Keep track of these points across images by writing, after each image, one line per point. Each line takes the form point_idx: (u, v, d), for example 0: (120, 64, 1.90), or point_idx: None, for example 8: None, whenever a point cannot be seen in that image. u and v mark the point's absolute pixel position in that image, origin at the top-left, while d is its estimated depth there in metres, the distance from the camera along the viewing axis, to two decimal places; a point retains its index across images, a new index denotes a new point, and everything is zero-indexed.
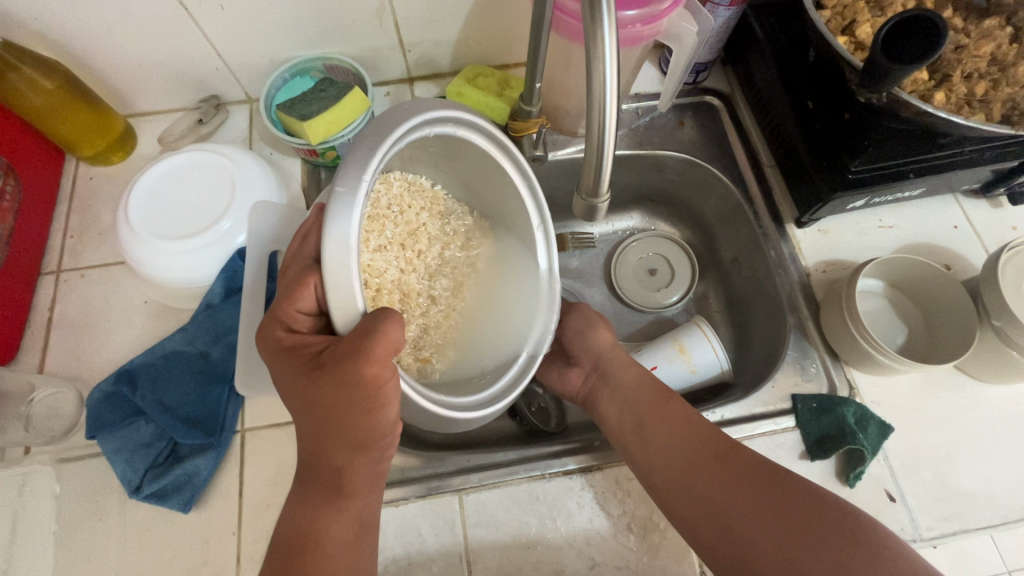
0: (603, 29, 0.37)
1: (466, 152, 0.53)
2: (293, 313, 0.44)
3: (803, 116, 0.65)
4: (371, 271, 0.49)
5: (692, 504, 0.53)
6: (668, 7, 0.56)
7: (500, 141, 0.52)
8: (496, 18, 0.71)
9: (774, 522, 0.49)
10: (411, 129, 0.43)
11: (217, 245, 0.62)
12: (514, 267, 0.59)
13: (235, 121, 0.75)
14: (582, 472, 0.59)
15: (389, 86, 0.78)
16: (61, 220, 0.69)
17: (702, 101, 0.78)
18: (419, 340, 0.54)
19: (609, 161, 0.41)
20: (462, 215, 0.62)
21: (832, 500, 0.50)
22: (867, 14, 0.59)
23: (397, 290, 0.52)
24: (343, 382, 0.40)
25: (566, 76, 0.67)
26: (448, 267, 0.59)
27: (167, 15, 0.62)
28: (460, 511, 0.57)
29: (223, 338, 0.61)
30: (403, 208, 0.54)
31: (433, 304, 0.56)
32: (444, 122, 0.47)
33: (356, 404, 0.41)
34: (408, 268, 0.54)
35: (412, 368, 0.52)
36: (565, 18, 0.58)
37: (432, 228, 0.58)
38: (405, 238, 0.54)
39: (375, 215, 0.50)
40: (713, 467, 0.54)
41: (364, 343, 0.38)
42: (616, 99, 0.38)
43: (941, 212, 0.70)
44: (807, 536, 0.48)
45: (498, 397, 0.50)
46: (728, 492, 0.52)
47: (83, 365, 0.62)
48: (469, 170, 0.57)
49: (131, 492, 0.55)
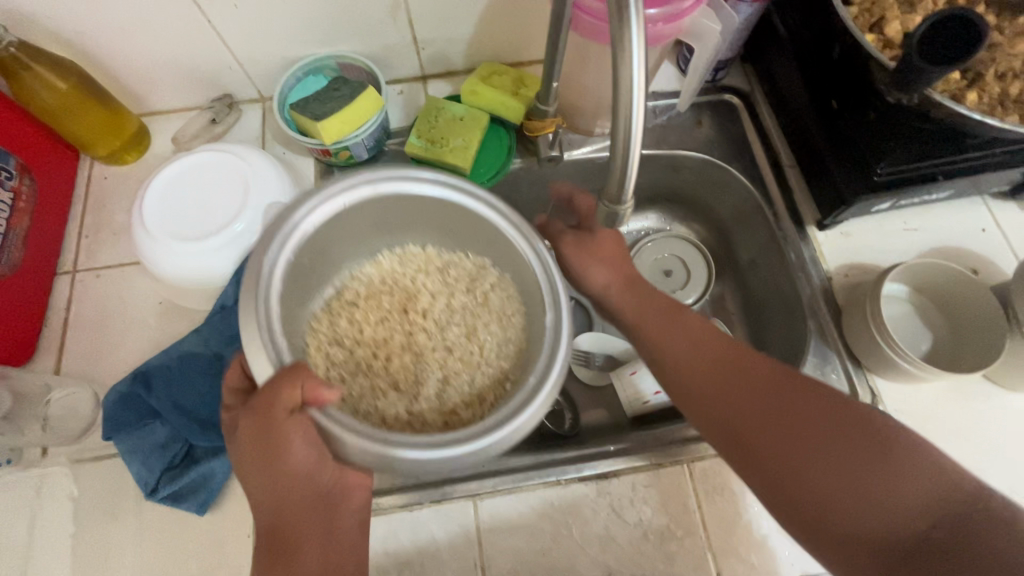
0: (630, 38, 0.36)
1: (418, 208, 0.52)
2: (237, 373, 0.46)
3: (827, 116, 0.64)
4: (372, 342, 0.54)
5: (754, 470, 0.46)
6: (691, 4, 0.54)
7: (446, 184, 0.50)
8: (511, 15, 0.69)
9: (830, 465, 0.43)
10: (305, 216, 0.47)
11: (231, 245, 0.62)
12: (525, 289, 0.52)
13: (248, 120, 0.74)
14: (597, 479, 0.58)
15: (402, 84, 0.77)
16: (76, 220, 0.69)
17: (721, 100, 0.77)
18: (440, 394, 0.52)
19: (633, 167, 0.39)
20: (460, 260, 0.58)
21: (917, 452, 0.42)
22: (895, 11, 0.57)
23: (408, 350, 0.54)
24: (270, 445, 0.42)
25: (582, 74, 0.66)
26: (456, 314, 0.56)
27: (180, 13, 0.61)
28: (475, 516, 0.57)
29: (237, 340, 0.61)
30: (399, 280, 0.57)
31: (450, 361, 0.54)
32: (410, 181, 0.49)
33: (264, 455, 0.42)
34: (416, 328, 0.55)
35: (438, 424, 0.50)
36: (583, 15, 0.56)
37: (432, 284, 0.57)
38: (406, 304, 0.56)
39: (372, 293, 0.56)
40: (754, 402, 0.47)
41: (272, 403, 0.40)
42: (645, 96, 0.37)
43: (969, 215, 0.68)
44: (862, 472, 0.42)
45: (532, 395, 0.43)
46: (776, 428, 0.46)
47: (100, 365, 0.62)
48: (436, 216, 0.53)
49: (147, 493, 0.55)
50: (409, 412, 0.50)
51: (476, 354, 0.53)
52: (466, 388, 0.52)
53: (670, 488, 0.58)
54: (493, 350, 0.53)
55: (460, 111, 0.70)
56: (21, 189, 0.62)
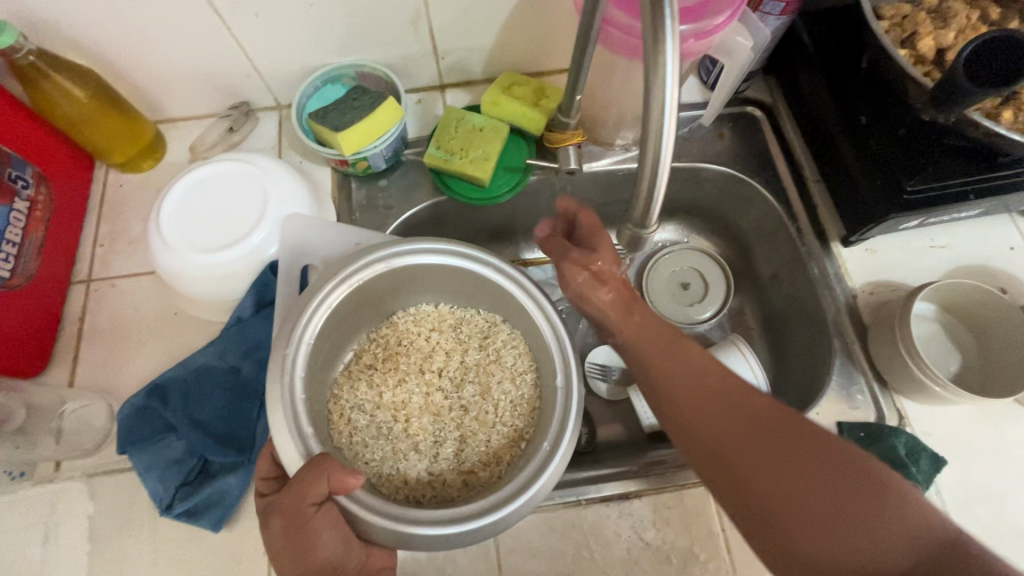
0: (665, 69, 0.34)
1: (433, 272, 0.57)
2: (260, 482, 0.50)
3: (855, 131, 0.62)
4: (396, 406, 0.60)
5: (750, 514, 0.42)
6: (722, 22, 0.53)
7: (453, 251, 0.54)
8: (533, 25, 0.68)
9: (821, 523, 0.39)
10: (333, 288, 0.51)
11: (249, 258, 0.61)
12: (538, 345, 0.56)
13: (265, 128, 0.74)
14: (618, 500, 0.57)
15: (420, 92, 0.76)
16: (92, 228, 0.68)
17: (743, 112, 0.76)
18: (459, 454, 0.58)
19: (661, 174, 0.37)
20: (471, 319, 0.63)
21: (908, 509, 0.38)
22: (928, 26, 0.56)
23: (427, 413, 0.60)
24: (302, 539, 0.44)
25: (606, 86, 0.65)
26: (471, 373, 0.62)
27: (200, 21, 0.60)
28: (495, 537, 0.56)
29: (254, 353, 0.61)
30: (414, 341, 0.63)
31: (465, 419, 0.60)
32: (408, 254, 0.54)
33: (294, 549, 0.44)
34: (433, 388, 0.61)
35: (459, 482, 0.56)
36: (613, 31, 0.55)
37: (444, 344, 0.63)
38: (423, 364, 0.63)
39: (388, 356, 0.62)
40: (750, 447, 0.43)
41: (303, 498, 0.43)
42: (677, 100, 0.35)
43: (997, 233, 0.67)
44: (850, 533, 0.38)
45: (546, 461, 0.47)
46: (770, 478, 0.41)
47: (115, 377, 0.61)
48: (445, 282, 0.59)
49: (163, 510, 0.54)
50: (431, 471, 0.57)
51: (491, 414, 0.59)
52: (484, 447, 0.58)
53: (693, 510, 0.57)
54: (506, 409, 0.59)
55: (480, 121, 0.69)
56: (37, 198, 0.62)
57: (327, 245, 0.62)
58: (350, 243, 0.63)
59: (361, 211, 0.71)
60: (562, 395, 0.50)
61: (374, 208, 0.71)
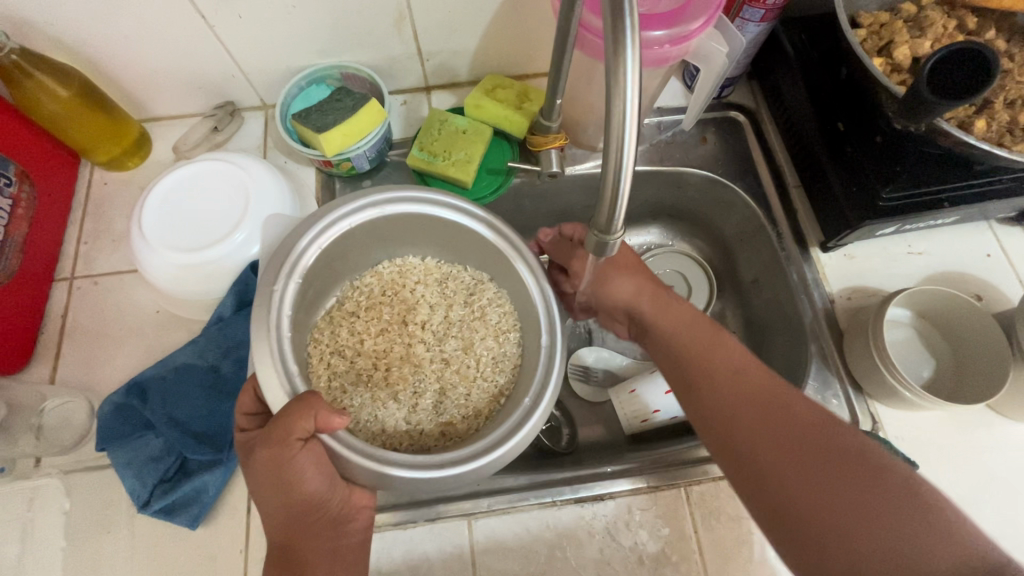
0: (627, 72, 0.31)
1: (421, 223, 0.58)
2: (242, 416, 0.49)
3: (833, 137, 0.63)
4: (377, 355, 0.60)
5: (757, 491, 0.46)
6: (699, 27, 0.54)
7: (442, 202, 0.56)
8: (516, 28, 0.69)
9: (831, 499, 0.43)
10: (325, 229, 0.53)
11: (231, 256, 0.61)
12: (524, 305, 0.59)
13: (250, 128, 0.74)
14: (592, 501, 0.58)
15: (405, 94, 0.77)
16: (76, 226, 0.69)
17: (726, 117, 0.76)
18: (438, 407, 0.59)
19: (625, 183, 0.34)
20: (458, 274, 0.64)
21: (939, 533, 0.39)
22: (905, 34, 0.57)
23: (407, 363, 0.60)
24: (285, 477, 0.44)
25: (587, 90, 0.66)
26: (455, 326, 0.62)
27: (182, 22, 0.61)
28: (469, 537, 0.56)
29: (234, 351, 0.61)
30: (397, 291, 0.63)
31: (446, 373, 0.60)
32: (393, 203, 0.55)
33: (273, 485, 0.44)
34: (414, 340, 0.61)
35: (436, 434, 0.57)
36: (590, 36, 0.56)
37: (429, 298, 0.63)
38: (405, 316, 0.62)
39: (372, 304, 0.62)
40: (766, 426, 0.47)
41: (287, 434, 0.43)
42: (639, 101, 0.32)
43: (974, 240, 0.68)
44: (857, 511, 0.41)
45: (529, 411, 0.49)
46: (784, 456, 0.45)
47: (95, 374, 0.62)
48: (434, 233, 0.60)
49: (139, 507, 0.55)
50: (409, 422, 0.57)
51: (473, 369, 0.60)
52: (464, 402, 0.58)
53: (666, 512, 0.57)
54: (488, 363, 0.60)
55: (463, 123, 0.69)
56: (20, 196, 0.62)
57: None
58: None
59: None
60: (546, 354, 0.52)
61: None
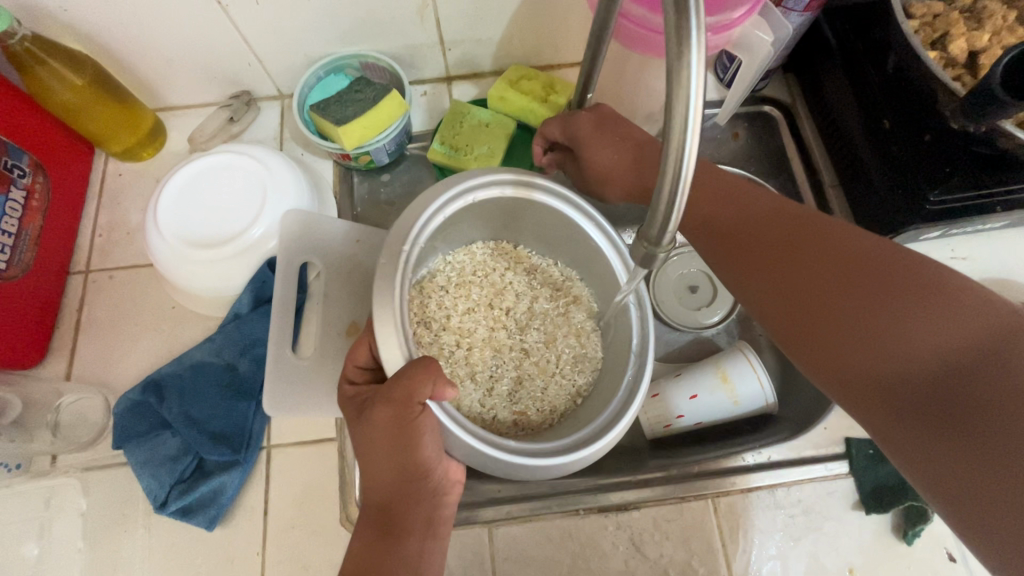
0: (691, 76, 0.29)
1: (529, 211, 0.54)
2: (353, 369, 0.48)
3: (877, 135, 0.59)
4: (461, 333, 0.57)
5: (791, 301, 0.45)
6: (742, 15, 0.51)
7: (561, 198, 0.51)
8: (543, 17, 0.66)
9: (868, 305, 0.41)
10: (450, 200, 0.49)
11: (247, 253, 0.60)
12: (613, 314, 0.55)
13: (267, 118, 0.72)
14: (617, 511, 0.56)
15: (425, 84, 0.74)
16: (90, 217, 0.67)
17: (760, 112, 0.73)
18: (513, 394, 0.57)
19: (684, 192, 0.31)
20: (548, 268, 0.61)
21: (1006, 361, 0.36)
22: (962, 26, 0.53)
23: (488, 347, 0.58)
24: (402, 434, 0.42)
25: (618, 85, 0.63)
26: (538, 319, 0.60)
27: (199, 8, 0.58)
28: (490, 544, 0.55)
29: (250, 350, 0.60)
30: (487, 273, 0.60)
31: (524, 363, 0.58)
32: (513, 185, 0.51)
33: (392, 441, 0.43)
34: (496, 326, 0.59)
35: (508, 421, 0.55)
36: (629, 26, 0.53)
37: (519, 285, 0.60)
38: (491, 300, 0.60)
39: (463, 281, 0.59)
40: (796, 291, 0.45)
41: (410, 395, 0.41)
42: (703, 96, 0.29)
43: (1021, 245, 0.64)
44: (896, 308, 0.40)
45: (614, 418, 0.46)
46: (819, 321, 0.43)
47: (111, 370, 0.61)
48: (537, 223, 0.56)
49: (157, 507, 0.54)
50: (484, 404, 0.55)
51: (553, 366, 0.58)
52: (541, 396, 0.56)
53: (693, 523, 0.56)
54: (568, 363, 0.57)
55: (486, 116, 0.67)
56: (34, 187, 0.61)
57: (324, 245, 0.61)
58: (349, 239, 0.62)
59: (362, 205, 0.70)
60: (638, 353, 0.48)
61: (376, 203, 0.70)
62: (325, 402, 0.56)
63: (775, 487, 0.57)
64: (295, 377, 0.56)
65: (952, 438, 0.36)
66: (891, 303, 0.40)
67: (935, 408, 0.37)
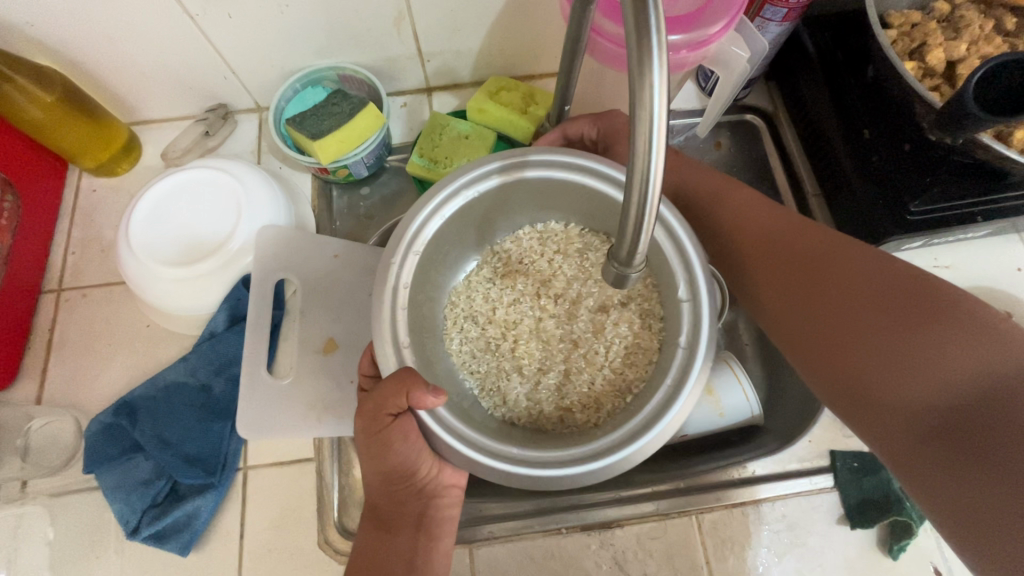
0: (653, 97, 0.28)
1: (562, 191, 0.51)
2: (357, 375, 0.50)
3: (857, 145, 0.59)
4: (507, 324, 0.55)
5: (808, 322, 0.45)
6: (718, 31, 0.50)
7: (583, 168, 0.48)
8: (521, 28, 0.65)
9: (879, 329, 0.40)
10: (449, 196, 0.47)
11: (224, 270, 0.59)
12: (667, 295, 0.48)
13: (245, 131, 0.71)
14: (600, 529, 0.55)
15: (405, 95, 0.73)
16: (63, 235, 0.66)
17: (742, 121, 0.73)
18: (562, 387, 0.53)
19: (651, 211, 0.30)
20: (602, 246, 0.55)
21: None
22: (939, 36, 0.53)
23: (536, 339, 0.55)
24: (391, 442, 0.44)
25: (597, 97, 0.63)
26: (586, 304, 0.55)
27: (170, 23, 0.57)
28: (471, 565, 0.54)
29: (227, 370, 0.59)
30: (536, 259, 0.57)
31: (572, 354, 0.54)
32: (530, 168, 0.48)
33: (381, 448, 0.44)
34: (545, 314, 0.56)
35: (555, 416, 0.52)
36: (602, 41, 0.52)
37: (568, 270, 0.57)
38: (539, 288, 0.57)
39: (509, 273, 0.57)
40: (815, 312, 0.44)
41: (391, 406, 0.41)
42: (667, 111, 0.28)
43: (1004, 253, 0.64)
44: (907, 333, 0.39)
45: (656, 415, 0.41)
46: (835, 343, 0.42)
47: (83, 392, 0.59)
48: (577, 202, 0.52)
49: (129, 533, 0.53)
50: (530, 398, 0.53)
51: (602, 355, 0.53)
52: (588, 390, 0.52)
53: (677, 541, 0.55)
54: (618, 354, 0.53)
55: (466, 128, 0.66)
56: None
57: (301, 261, 0.59)
58: (327, 255, 0.61)
59: (341, 219, 0.69)
60: (687, 340, 0.42)
61: (355, 216, 0.69)
62: (301, 423, 0.55)
63: (759, 502, 0.56)
64: (270, 398, 0.55)
65: (960, 467, 0.35)
66: (905, 329, 0.39)
67: (947, 437, 0.36)
